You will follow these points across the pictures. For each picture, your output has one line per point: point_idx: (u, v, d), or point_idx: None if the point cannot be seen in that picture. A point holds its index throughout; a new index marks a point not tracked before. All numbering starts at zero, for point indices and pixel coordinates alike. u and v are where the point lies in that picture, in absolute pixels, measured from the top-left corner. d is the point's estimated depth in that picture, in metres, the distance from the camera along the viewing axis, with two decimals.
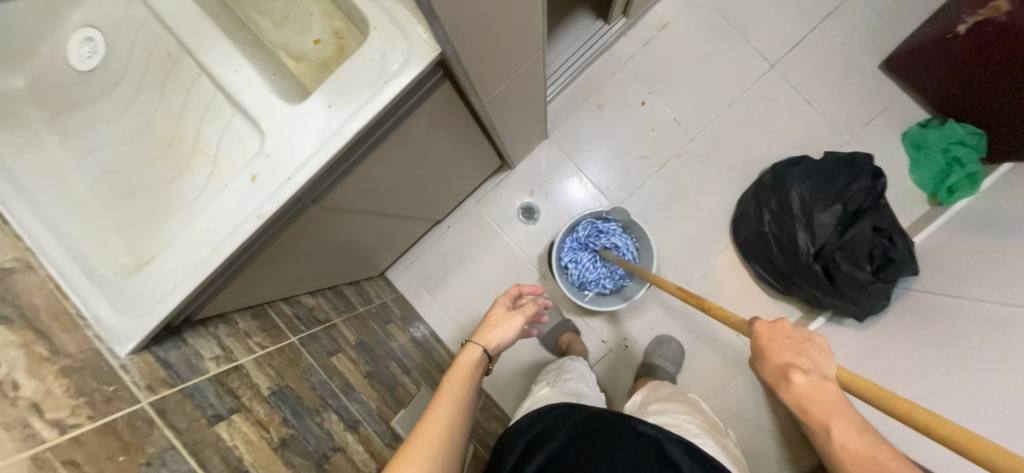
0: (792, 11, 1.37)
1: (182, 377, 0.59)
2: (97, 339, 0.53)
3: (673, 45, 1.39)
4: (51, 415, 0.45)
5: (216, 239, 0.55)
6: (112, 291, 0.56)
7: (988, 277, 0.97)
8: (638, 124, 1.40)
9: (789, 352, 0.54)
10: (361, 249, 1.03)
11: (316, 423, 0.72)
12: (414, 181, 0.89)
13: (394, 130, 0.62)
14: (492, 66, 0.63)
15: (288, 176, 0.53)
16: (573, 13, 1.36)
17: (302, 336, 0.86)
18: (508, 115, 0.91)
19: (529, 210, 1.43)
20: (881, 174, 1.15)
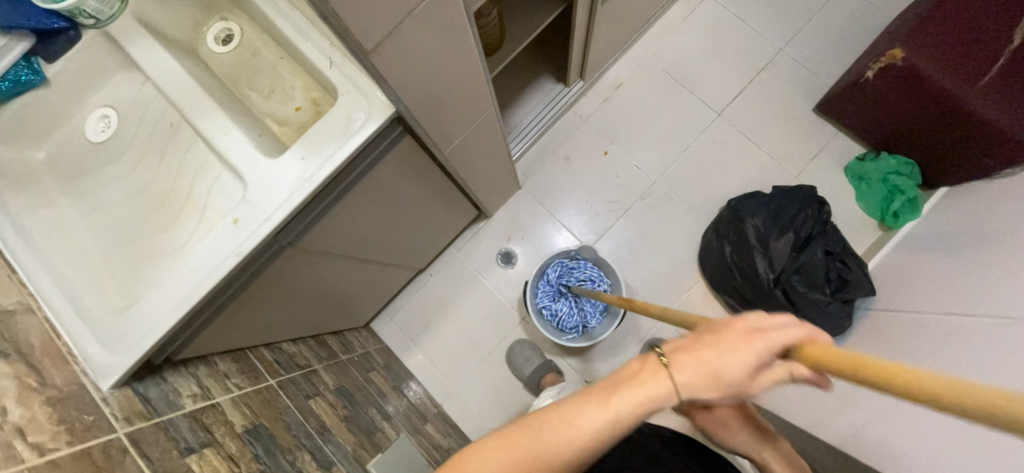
0: (730, 68, 1.55)
1: (159, 411, 0.62)
2: (83, 374, 0.58)
3: (628, 101, 1.56)
4: (34, 438, 0.49)
5: (199, 277, 0.61)
6: (100, 329, 0.61)
7: (933, 291, 1.03)
8: (603, 172, 1.53)
9: (711, 350, 0.44)
10: (342, 296, 1.09)
11: (288, 461, 0.73)
12: (390, 227, 0.98)
13: (362, 177, 0.71)
14: (447, 120, 0.74)
15: (266, 217, 0.61)
16: (536, 78, 1.53)
17: (281, 379, 0.89)
18: (474, 165, 1.02)
19: (507, 255, 1.50)
20: (824, 202, 1.27)
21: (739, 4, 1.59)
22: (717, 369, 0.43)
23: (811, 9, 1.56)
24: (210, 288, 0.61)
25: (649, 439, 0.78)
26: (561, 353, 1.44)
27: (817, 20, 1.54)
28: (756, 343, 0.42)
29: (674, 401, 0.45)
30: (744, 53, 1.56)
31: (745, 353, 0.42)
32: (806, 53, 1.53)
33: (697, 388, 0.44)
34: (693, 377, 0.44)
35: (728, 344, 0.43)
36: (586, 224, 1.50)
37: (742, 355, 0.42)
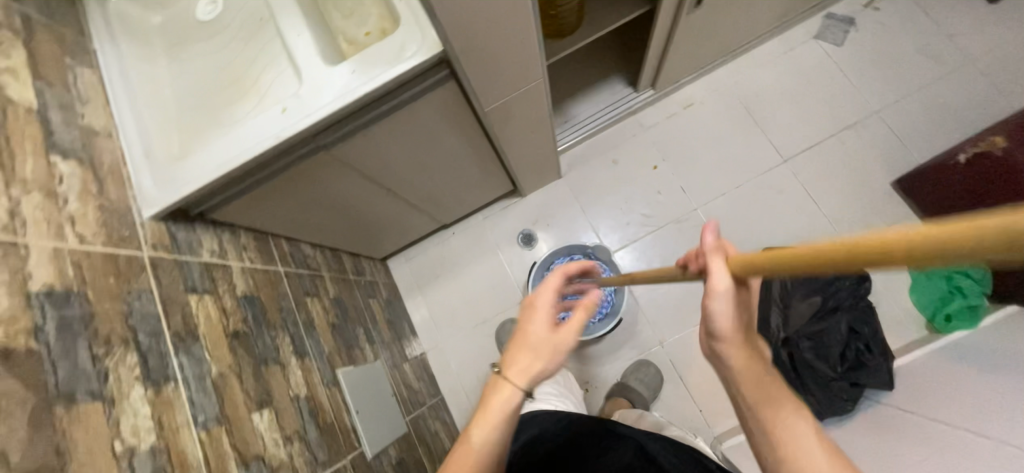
0: (812, 117, 1.46)
1: (180, 250, 0.73)
2: (134, 198, 0.69)
3: (694, 122, 1.52)
4: (80, 229, 0.58)
5: (242, 148, 0.70)
6: (156, 168, 0.72)
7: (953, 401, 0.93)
8: (646, 184, 1.50)
9: (529, 336, 0.60)
10: (365, 221, 1.17)
11: (269, 335, 0.83)
12: (421, 169, 1.04)
13: (402, 106, 0.78)
14: (491, 76, 0.79)
15: (308, 113, 0.69)
16: (608, 77, 1.53)
17: (289, 270, 0.99)
18: (515, 135, 1.05)
19: (529, 237, 1.52)
20: (865, 278, 1.17)
21: (844, 54, 1.49)
22: (539, 354, 0.59)
23: (926, 77, 1.42)
24: (248, 160, 0.70)
25: (627, 447, 0.81)
26: None
27: (929, 90, 1.41)
28: (536, 304, 0.62)
29: (519, 389, 0.58)
30: (834, 106, 1.46)
31: (540, 320, 0.60)
32: (904, 122, 1.40)
33: (525, 373, 0.58)
34: (524, 363, 0.59)
35: (523, 323, 0.62)
36: (614, 230, 1.49)
37: (538, 321, 0.61)
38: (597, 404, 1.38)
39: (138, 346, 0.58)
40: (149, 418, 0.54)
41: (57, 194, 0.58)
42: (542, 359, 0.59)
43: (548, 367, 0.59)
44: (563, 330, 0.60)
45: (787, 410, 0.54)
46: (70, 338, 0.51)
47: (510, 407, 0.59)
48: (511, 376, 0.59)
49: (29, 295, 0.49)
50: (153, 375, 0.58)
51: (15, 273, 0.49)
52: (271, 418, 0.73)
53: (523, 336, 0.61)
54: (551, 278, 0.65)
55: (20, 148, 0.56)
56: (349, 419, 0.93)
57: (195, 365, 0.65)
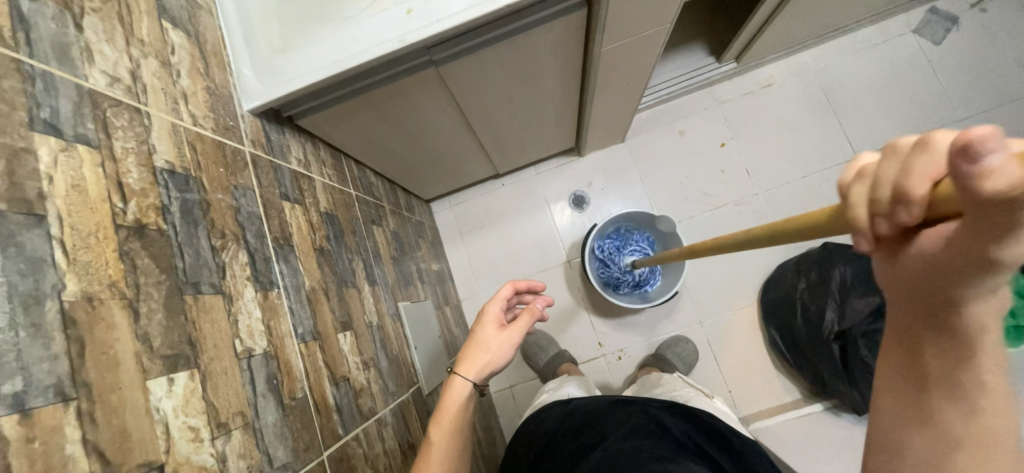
0: (895, 116, 1.40)
1: (274, 152, 0.67)
2: (234, 87, 0.63)
3: (770, 104, 1.45)
4: (192, 108, 0.53)
5: (358, 48, 0.65)
6: (259, 60, 0.66)
7: None
8: (711, 162, 1.45)
9: (470, 336, 0.74)
10: (431, 155, 1.11)
11: (347, 256, 0.79)
12: (507, 107, 0.97)
13: (528, 29, 0.71)
14: (627, 10, 0.72)
15: (438, 18, 0.63)
16: (690, 42, 1.45)
17: (358, 194, 0.94)
18: (610, 85, 0.98)
19: (581, 199, 1.48)
20: None
21: (940, 54, 1.41)
22: (487, 347, 0.72)
23: (1023, 90, 1.36)
24: (365, 62, 0.64)
25: (637, 413, 0.80)
26: (588, 308, 1.44)
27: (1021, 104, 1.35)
28: (485, 311, 0.76)
29: (459, 388, 0.69)
30: (918, 108, 1.40)
31: (489, 321, 0.74)
32: None
33: (464, 372, 0.70)
34: (471, 358, 0.71)
35: (473, 327, 0.75)
36: (670, 204, 1.44)
37: (487, 323, 0.74)
38: (628, 373, 1.39)
39: (247, 245, 0.54)
40: (260, 322, 0.51)
41: (170, 65, 0.52)
42: (488, 351, 0.72)
43: (492, 358, 0.72)
44: (507, 328, 0.74)
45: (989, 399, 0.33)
46: (192, 225, 0.46)
47: (462, 397, 0.69)
48: (461, 369, 0.70)
49: (155, 170, 0.44)
50: (260, 278, 0.54)
51: (141, 143, 0.44)
52: (353, 341, 0.70)
53: (473, 336, 0.74)
54: (499, 293, 0.78)
55: (136, 4, 0.49)
56: (409, 353, 0.91)
57: (292, 275, 0.61)
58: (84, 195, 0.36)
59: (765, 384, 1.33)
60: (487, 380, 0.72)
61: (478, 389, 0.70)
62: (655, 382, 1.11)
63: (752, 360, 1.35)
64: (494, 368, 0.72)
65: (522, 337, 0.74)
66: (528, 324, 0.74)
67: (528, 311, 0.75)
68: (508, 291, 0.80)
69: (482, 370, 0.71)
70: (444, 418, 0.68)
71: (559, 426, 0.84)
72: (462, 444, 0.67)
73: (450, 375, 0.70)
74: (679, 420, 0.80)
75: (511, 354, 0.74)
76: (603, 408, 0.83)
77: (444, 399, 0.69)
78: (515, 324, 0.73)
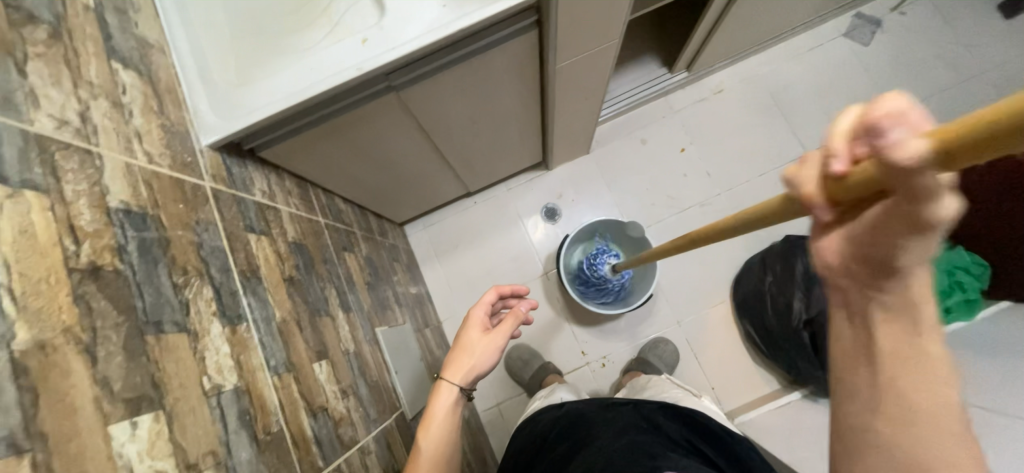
0: (836, 112, 1.50)
1: (236, 186, 0.67)
2: (191, 123, 0.63)
3: (722, 108, 1.53)
4: (146, 147, 0.52)
5: (316, 78, 0.66)
6: (216, 94, 0.66)
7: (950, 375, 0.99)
8: (673, 166, 1.50)
9: (457, 340, 0.75)
10: (400, 178, 1.12)
11: (318, 285, 0.78)
12: (471, 126, 1.00)
13: (482, 51, 0.74)
14: (576, 28, 0.76)
15: (393, 46, 0.65)
16: (643, 54, 1.52)
17: (328, 222, 0.94)
18: (569, 100, 1.02)
19: (552, 211, 1.51)
20: None
21: (870, 54, 1.53)
22: (471, 351, 0.73)
23: (946, 82, 1.48)
24: (325, 91, 0.65)
25: (630, 411, 0.81)
26: (569, 318, 1.45)
27: (945, 95, 1.47)
28: (470, 317, 0.76)
29: (449, 390, 0.69)
30: (856, 103, 1.50)
31: (474, 326, 0.75)
32: None
33: (453, 375, 0.70)
34: (457, 362, 0.71)
35: (459, 332, 0.76)
36: (639, 209, 1.49)
37: (472, 328, 0.75)
38: (614, 378, 1.40)
39: (212, 281, 0.53)
40: (229, 358, 0.50)
41: (122, 105, 0.51)
42: (473, 354, 0.72)
43: (477, 362, 0.72)
44: (492, 332, 0.74)
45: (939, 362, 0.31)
46: (151, 263, 0.46)
47: (450, 402, 0.69)
48: (448, 374, 0.70)
49: (109, 211, 0.43)
50: (227, 313, 0.53)
51: (93, 184, 0.43)
52: (329, 370, 0.69)
53: (459, 342, 0.75)
54: (483, 298, 0.79)
55: (83, 47, 0.49)
56: (390, 379, 0.89)
57: (261, 307, 0.60)
58: (33, 239, 0.35)
59: (745, 377, 1.37)
60: (474, 384, 0.72)
61: (465, 393, 0.70)
62: (645, 385, 1.12)
63: (731, 354, 1.39)
64: (480, 372, 0.72)
65: (507, 339, 0.75)
66: (512, 327, 0.75)
67: (513, 313, 0.76)
68: (493, 296, 0.81)
69: (469, 373, 0.71)
70: (433, 422, 0.67)
71: (550, 433, 0.84)
72: (452, 449, 0.66)
73: (437, 380, 0.70)
74: (667, 417, 0.82)
75: (497, 357, 0.74)
76: (596, 410, 0.84)
77: (433, 405, 0.68)
78: (500, 327, 0.74)
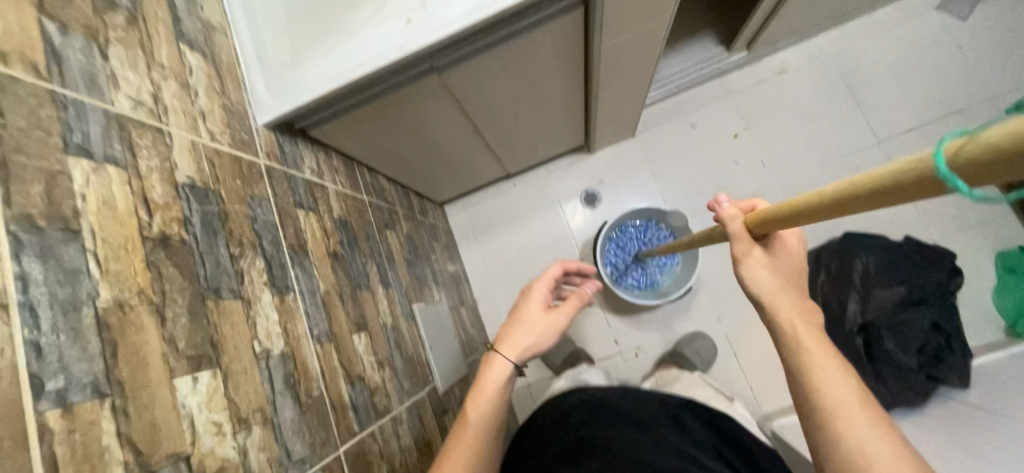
0: (918, 98, 1.35)
1: (288, 164, 0.71)
2: (248, 102, 0.67)
3: (785, 91, 1.42)
4: (209, 126, 0.57)
5: (361, 60, 0.67)
6: (270, 75, 0.70)
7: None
8: (724, 154, 1.42)
9: (512, 316, 0.78)
10: (441, 159, 1.14)
11: (361, 261, 0.82)
12: (512, 108, 0.99)
13: (526, 31, 0.72)
14: (624, 8, 0.72)
15: (435, 27, 0.65)
16: (699, 32, 1.43)
17: (371, 201, 0.98)
18: (614, 82, 0.99)
19: (592, 196, 1.48)
20: (958, 273, 1.12)
21: (966, 32, 1.35)
22: (529, 329, 0.76)
23: None
24: (369, 72, 0.67)
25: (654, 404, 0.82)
26: (603, 306, 1.44)
27: None
28: (530, 295, 0.80)
29: (500, 364, 0.71)
30: (944, 88, 1.34)
31: (534, 305, 0.79)
32: None
33: (506, 349, 0.72)
34: (512, 338, 0.74)
35: (518, 306, 0.79)
36: (684, 198, 1.42)
37: (531, 306, 0.79)
38: (645, 369, 1.38)
39: (264, 252, 0.57)
40: (277, 324, 0.54)
41: (189, 86, 0.55)
42: (533, 331, 0.76)
43: (537, 340, 0.75)
44: (554, 311, 0.79)
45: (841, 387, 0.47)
46: (212, 235, 0.50)
47: (501, 376, 0.70)
48: (502, 349, 0.72)
49: (177, 185, 0.48)
50: (277, 283, 0.57)
51: (163, 160, 0.47)
52: (367, 342, 0.73)
53: (518, 315, 0.78)
54: (546, 274, 0.83)
55: (156, 31, 0.53)
56: (424, 353, 0.93)
57: (307, 279, 0.64)
58: (113, 210, 0.40)
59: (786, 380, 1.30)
60: (526, 361, 0.75)
61: (518, 369, 0.73)
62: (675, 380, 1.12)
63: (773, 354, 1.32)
64: (537, 348, 0.75)
65: (569, 318, 0.79)
66: (575, 306, 0.80)
67: (578, 294, 0.81)
68: (557, 273, 0.87)
69: (524, 348, 0.73)
70: (482, 395, 0.69)
71: (567, 415, 0.84)
72: (497, 423, 0.67)
73: (489, 352, 0.72)
74: (692, 417, 0.82)
75: (554, 337, 0.78)
76: (620, 397, 0.85)
77: (484, 378, 0.70)
78: (561, 309, 0.78)
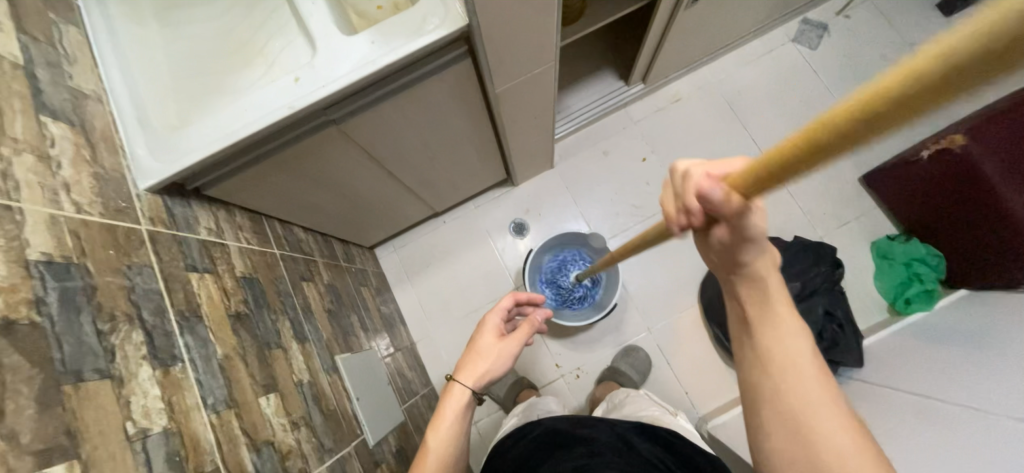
0: (790, 116, 1.55)
1: (178, 226, 0.68)
2: (128, 168, 0.65)
3: (681, 116, 1.57)
4: (75, 196, 0.54)
5: (251, 117, 0.68)
6: (153, 138, 0.68)
7: (908, 374, 1.00)
8: (636, 176, 1.53)
9: (476, 338, 0.77)
10: (360, 205, 1.14)
11: (270, 317, 0.79)
12: (423, 150, 1.02)
13: (418, 81, 0.76)
14: (508, 57, 0.79)
15: (323, 83, 0.68)
16: (601, 69, 1.56)
17: (284, 253, 0.95)
18: (519, 120, 1.05)
19: (521, 226, 1.52)
20: (839, 264, 1.25)
21: (818, 59, 1.59)
22: (485, 356, 0.75)
23: None
24: (259, 129, 0.68)
25: (606, 433, 0.84)
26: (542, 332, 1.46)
27: None
28: (484, 322, 0.79)
29: (465, 388, 0.70)
30: (808, 106, 1.55)
31: (489, 331, 0.77)
32: None
33: (468, 374, 0.71)
34: (471, 366, 0.73)
35: (473, 338, 0.78)
36: (605, 220, 1.51)
37: (486, 333, 0.77)
38: (588, 390, 1.41)
39: (144, 324, 0.54)
40: (159, 400, 0.51)
41: (50, 158, 0.53)
42: (487, 360, 0.74)
43: (491, 367, 0.74)
44: (506, 338, 0.77)
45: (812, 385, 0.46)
46: (74, 312, 0.47)
47: (461, 404, 0.69)
48: (460, 376, 0.71)
49: (27, 264, 0.45)
50: (160, 355, 0.54)
51: (11, 239, 0.44)
52: (278, 402, 0.70)
53: (473, 346, 0.77)
54: (499, 304, 0.82)
55: (7, 104, 0.51)
56: (350, 405, 0.90)
57: (200, 346, 0.61)
58: None
59: (717, 382, 1.38)
60: (486, 388, 0.73)
61: (476, 396, 0.71)
62: (623, 401, 1.11)
63: (702, 359, 1.40)
64: (492, 377, 0.74)
65: (521, 347, 0.77)
66: (527, 334, 0.77)
67: (528, 321, 0.79)
68: (508, 302, 0.84)
69: (481, 376, 0.72)
70: (441, 423, 0.68)
71: (521, 454, 0.84)
72: (458, 450, 0.67)
73: (447, 379, 0.71)
74: (639, 436, 0.84)
75: (509, 364, 0.76)
76: (569, 428, 0.86)
77: (442, 405, 0.69)
78: (513, 335, 0.76)
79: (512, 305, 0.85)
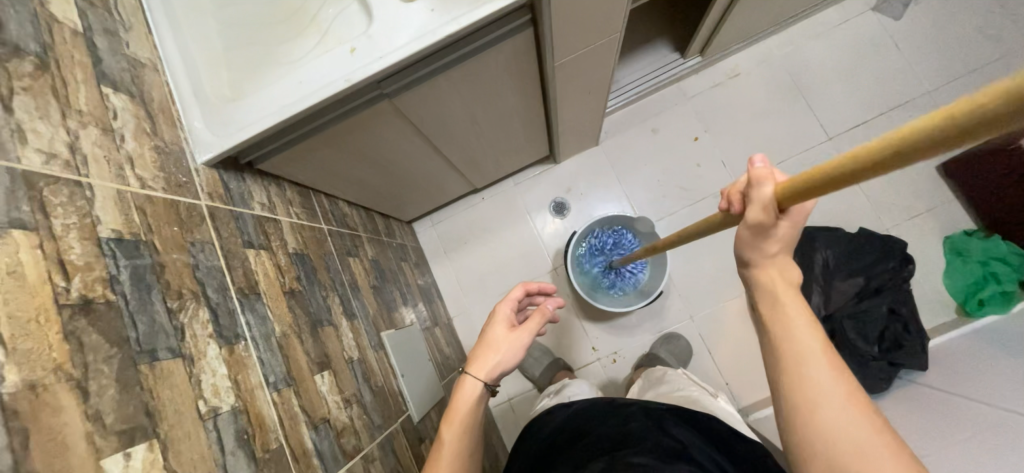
0: (863, 94, 1.41)
1: (234, 202, 0.67)
2: (185, 141, 0.64)
3: (739, 94, 1.46)
4: (139, 172, 0.53)
5: (306, 90, 0.65)
6: (209, 110, 0.67)
7: (980, 378, 0.93)
8: (686, 157, 1.45)
9: (485, 326, 0.75)
10: (403, 180, 1.12)
11: (321, 294, 0.79)
12: (471, 126, 0.98)
13: (476, 53, 0.71)
14: (572, 26, 0.73)
15: (380, 55, 0.64)
16: (655, 40, 1.45)
17: (331, 228, 0.95)
18: (572, 96, 0.99)
19: (561, 206, 1.48)
20: (910, 261, 1.16)
21: (900, 31, 1.43)
22: (497, 348, 0.72)
23: (985, 57, 1.37)
24: (313, 104, 0.65)
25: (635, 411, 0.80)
26: (578, 314, 1.44)
27: (984, 73, 1.36)
28: (496, 312, 0.76)
29: (476, 384, 0.68)
30: (884, 83, 1.41)
31: (499, 323, 0.74)
32: None
33: (479, 368, 0.69)
34: (482, 358, 0.70)
35: (484, 328, 0.75)
36: (650, 203, 1.44)
37: (496, 324, 0.74)
38: (625, 374, 1.39)
39: (209, 301, 0.54)
40: (226, 378, 0.51)
41: (113, 131, 0.52)
42: (499, 351, 0.72)
43: (501, 359, 0.71)
44: (518, 329, 0.74)
45: (827, 379, 0.46)
46: (145, 291, 0.46)
47: (473, 398, 0.68)
48: (472, 370, 0.69)
49: (100, 242, 0.44)
50: (225, 334, 0.54)
51: (83, 216, 0.43)
52: (332, 380, 0.70)
53: (484, 338, 0.74)
54: (510, 294, 0.78)
55: (71, 74, 0.49)
56: (395, 381, 0.91)
57: (260, 323, 0.61)
58: (22, 280, 0.36)
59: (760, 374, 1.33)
60: (498, 381, 0.71)
61: (490, 388, 0.70)
62: (659, 379, 1.08)
63: (746, 350, 1.35)
64: (504, 369, 0.72)
65: (534, 337, 0.74)
66: (539, 324, 0.75)
67: (539, 311, 0.76)
68: (519, 293, 0.80)
69: (493, 370, 0.70)
70: (455, 418, 0.67)
71: (560, 432, 0.83)
72: (473, 445, 0.66)
73: (460, 373, 0.70)
74: (680, 424, 0.77)
75: (521, 355, 0.73)
76: (598, 410, 0.84)
77: (455, 399, 0.68)
78: (524, 325, 0.74)
79: (522, 296, 0.81)
